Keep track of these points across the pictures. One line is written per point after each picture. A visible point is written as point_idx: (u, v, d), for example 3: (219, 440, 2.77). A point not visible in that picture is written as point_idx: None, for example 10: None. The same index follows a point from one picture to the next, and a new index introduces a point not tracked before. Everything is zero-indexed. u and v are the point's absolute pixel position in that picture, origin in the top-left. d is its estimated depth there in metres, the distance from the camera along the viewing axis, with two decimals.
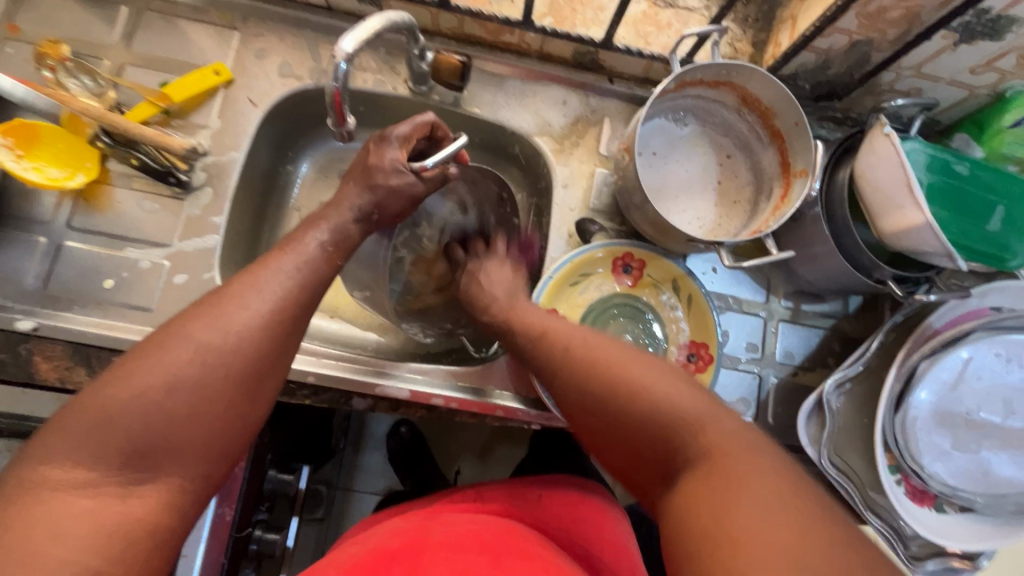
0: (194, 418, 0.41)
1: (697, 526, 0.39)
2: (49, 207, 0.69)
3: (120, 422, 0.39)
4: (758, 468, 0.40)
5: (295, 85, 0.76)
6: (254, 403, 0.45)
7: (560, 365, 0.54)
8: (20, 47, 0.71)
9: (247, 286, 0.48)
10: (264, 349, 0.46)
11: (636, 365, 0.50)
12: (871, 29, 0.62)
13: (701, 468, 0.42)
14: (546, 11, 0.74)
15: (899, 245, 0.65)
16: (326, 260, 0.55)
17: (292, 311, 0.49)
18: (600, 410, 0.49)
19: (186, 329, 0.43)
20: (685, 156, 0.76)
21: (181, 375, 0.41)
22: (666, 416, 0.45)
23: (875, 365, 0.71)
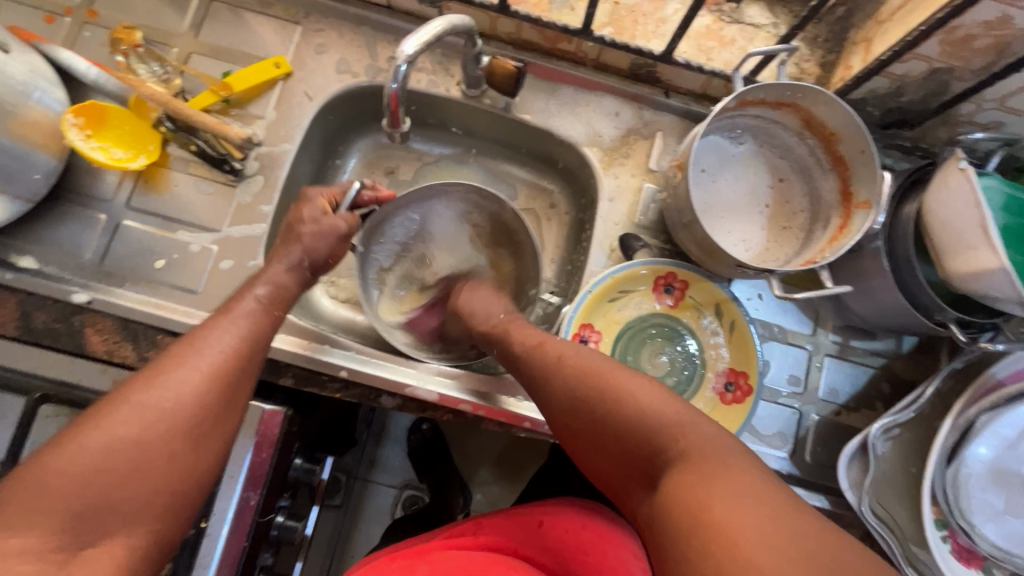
0: (136, 471, 0.45)
1: (678, 523, 0.40)
2: (111, 185, 0.72)
3: (63, 482, 0.42)
4: (728, 460, 0.43)
5: (350, 81, 0.77)
6: (200, 448, 0.49)
7: (554, 378, 0.55)
8: (97, 31, 0.74)
9: (187, 350, 0.52)
10: (203, 403, 0.50)
11: (618, 376, 0.51)
12: (953, 58, 0.58)
13: (680, 468, 0.43)
14: (607, 20, 0.72)
15: (967, 288, 0.61)
16: (266, 315, 0.59)
17: (235, 364, 0.54)
18: (590, 422, 0.51)
19: (130, 394, 0.48)
20: (739, 176, 0.74)
21: (119, 435, 0.45)
22: (647, 423, 0.47)
23: (927, 412, 0.67)
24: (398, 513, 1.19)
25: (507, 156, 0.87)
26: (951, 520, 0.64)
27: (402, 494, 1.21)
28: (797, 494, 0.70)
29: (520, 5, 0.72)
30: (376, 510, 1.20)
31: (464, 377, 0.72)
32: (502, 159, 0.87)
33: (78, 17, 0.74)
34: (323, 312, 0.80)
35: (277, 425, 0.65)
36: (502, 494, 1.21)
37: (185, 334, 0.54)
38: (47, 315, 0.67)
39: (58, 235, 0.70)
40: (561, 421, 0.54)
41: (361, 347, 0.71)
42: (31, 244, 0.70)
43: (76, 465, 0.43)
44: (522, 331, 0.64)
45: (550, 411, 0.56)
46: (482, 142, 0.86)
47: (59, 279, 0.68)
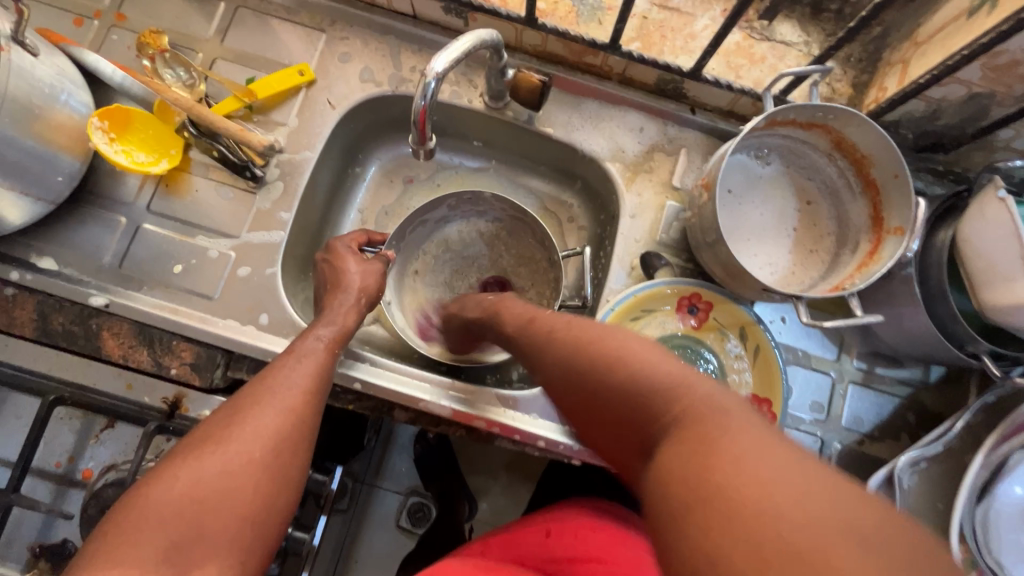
0: (223, 504, 0.44)
1: (685, 492, 0.33)
2: (132, 188, 0.72)
3: (156, 511, 0.42)
4: (747, 434, 0.34)
5: (373, 90, 0.76)
6: (280, 483, 0.48)
7: (544, 347, 0.49)
8: (124, 34, 0.74)
9: (262, 388, 0.52)
10: (283, 436, 0.49)
11: (624, 338, 0.44)
12: (995, 83, 0.56)
13: (683, 434, 0.36)
14: (635, 35, 0.71)
15: (1004, 320, 0.58)
16: (331, 353, 0.59)
17: (312, 402, 0.54)
18: (580, 383, 0.44)
19: (216, 432, 0.48)
20: (764, 197, 0.72)
21: (209, 470, 0.45)
22: (647, 383, 0.40)
23: (957, 446, 0.65)
24: (404, 522, 1.17)
25: (527, 167, 0.86)
26: None
27: (407, 502, 1.19)
28: None
29: (547, 18, 0.71)
30: (381, 517, 1.18)
31: (478, 393, 0.70)
32: (522, 171, 0.87)
33: (106, 20, 0.74)
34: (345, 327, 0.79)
35: None
36: (510, 507, 1.19)
37: (257, 373, 0.54)
38: (64, 318, 0.67)
39: (78, 236, 0.70)
40: (550, 385, 0.48)
41: (375, 359, 0.69)
42: (51, 245, 0.70)
43: (168, 498, 0.43)
44: (519, 306, 0.59)
45: (538, 373, 0.50)
46: (502, 154, 0.86)
47: (78, 281, 0.68)
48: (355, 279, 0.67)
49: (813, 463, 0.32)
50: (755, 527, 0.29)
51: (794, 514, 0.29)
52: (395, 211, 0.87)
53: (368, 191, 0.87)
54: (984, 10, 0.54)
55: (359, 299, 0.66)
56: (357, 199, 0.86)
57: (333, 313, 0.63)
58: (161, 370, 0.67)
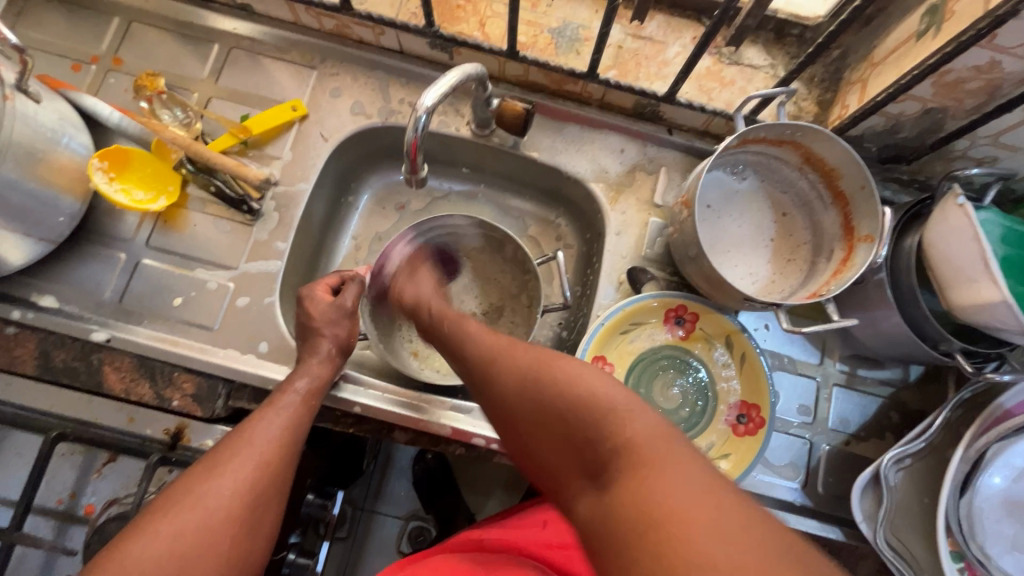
0: (195, 560, 0.46)
1: (622, 521, 0.35)
2: (131, 225, 0.74)
3: (132, 563, 0.44)
4: (673, 463, 0.37)
5: (364, 122, 0.80)
6: (252, 537, 0.50)
7: (486, 375, 0.52)
8: (122, 78, 0.77)
9: (240, 441, 0.54)
10: (257, 494, 0.52)
11: (560, 363, 0.47)
12: (946, 98, 0.61)
13: (625, 463, 0.38)
14: (611, 64, 0.75)
15: (971, 319, 0.62)
16: (309, 403, 0.61)
17: (286, 454, 0.56)
18: (522, 413, 0.47)
19: (191, 488, 0.49)
20: (742, 211, 0.76)
21: (184, 525, 0.47)
22: (583, 408, 0.43)
23: (938, 442, 0.68)
24: (405, 546, 1.17)
25: (514, 189, 0.89)
26: (967, 552, 0.64)
27: (408, 526, 1.19)
28: (811, 526, 0.71)
29: (528, 51, 0.75)
30: (382, 544, 1.18)
31: (474, 411, 0.71)
32: (511, 195, 0.90)
33: (103, 64, 0.77)
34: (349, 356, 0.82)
35: None
36: None
37: (231, 429, 0.56)
38: (66, 353, 0.68)
39: (78, 273, 0.72)
40: (492, 407, 0.51)
41: (375, 383, 0.71)
42: (52, 283, 0.71)
43: (145, 549, 0.45)
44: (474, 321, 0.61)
45: (487, 398, 0.52)
46: (490, 177, 0.89)
47: (79, 317, 0.70)
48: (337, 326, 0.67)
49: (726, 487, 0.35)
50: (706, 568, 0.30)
51: (712, 540, 0.31)
52: (389, 237, 0.89)
53: (361, 219, 0.89)
54: (929, 33, 0.58)
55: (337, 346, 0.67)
56: (351, 227, 0.89)
57: (308, 364, 0.64)
58: (162, 402, 0.69)
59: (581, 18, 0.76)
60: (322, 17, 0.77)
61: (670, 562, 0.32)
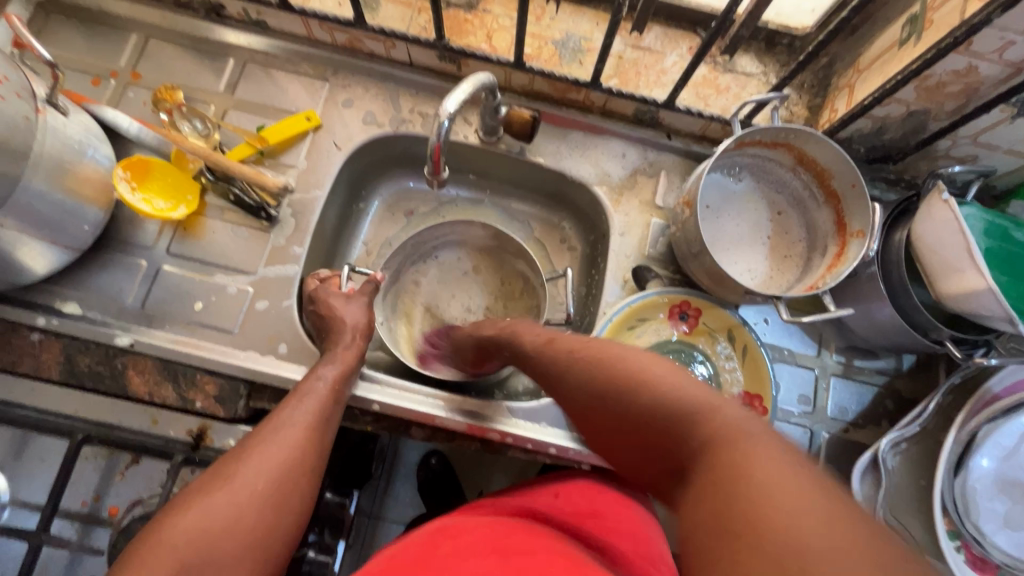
0: (231, 533, 0.48)
1: (709, 509, 0.37)
2: (151, 233, 0.76)
3: (167, 537, 0.46)
4: (768, 451, 0.38)
5: (376, 131, 0.83)
6: (283, 512, 0.52)
7: (567, 372, 0.54)
8: (140, 91, 0.80)
9: (269, 427, 0.56)
10: (287, 473, 0.54)
11: (640, 358, 0.49)
12: (928, 101, 0.65)
13: (716, 452, 0.40)
14: (612, 73, 0.79)
15: (959, 307, 0.66)
16: (338, 391, 0.63)
17: (313, 438, 0.58)
18: (610, 408, 0.49)
19: (226, 468, 0.52)
20: (740, 211, 0.80)
21: (216, 504, 0.49)
22: (676, 404, 0.44)
23: (932, 426, 0.71)
24: None
25: (520, 195, 0.92)
26: (963, 531, 0.67)
27: None
28: None
29: (533, 61, 0.78)
30: None
31: (489, 407, 0.74)
32: (516, 199, 0.93)
33: (122, 79, 0.80)
34: None
35: None
36: None
37: (265, 416, 0.58)
38: (90, 358, 0.70)
39: (100, 281, 0.74)
40: (573, 408, 0.53)
41: (391, 381, 0.73)
42: (74, 290, 0.73)
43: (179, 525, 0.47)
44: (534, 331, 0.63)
45: (563, 398, 0.54)
46: (496, 183, 0.92)
47: (102, 323, 0.72)
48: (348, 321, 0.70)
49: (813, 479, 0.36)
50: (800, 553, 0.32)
51: (813, 527, 0.33)
52: (398, 241, 0.92)
53: (372, 225, 0.92)
54: (911, 41, 0.62)
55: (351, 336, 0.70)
56: (362, 233, 0.91)
57: (334, 354, 0.67)
58: (185, 404, 0.71)
59: (583, 30, 0.80)
60: (334, 31, 0.80)
61: (762, 554, 0.33)
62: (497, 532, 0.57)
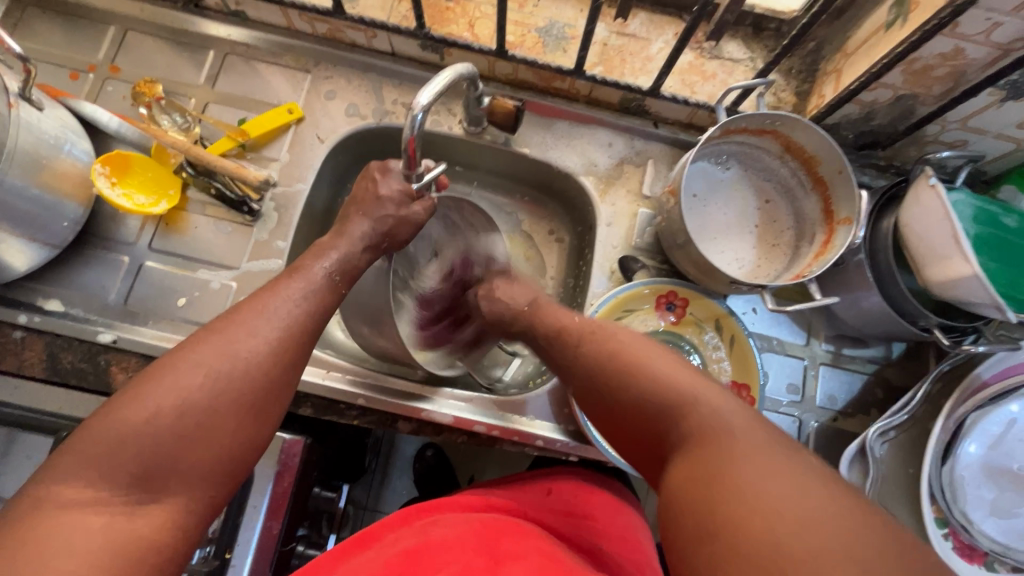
0: (205, 438, 0.44)
1: (691, 493, 0.40)
2: (133, 229, 0.75)
3: (132, 436, 0.42)
4: (754, 447, 0.41)
5: (359, 123, 0.82)
6: (262, 418, 0.48)
7: (574, 362, 0.57)
8: (119, 85, 0.79)
9: (251, 312, 0.51)
10: (267, 374, 0.48)
11: (639, 348, 0.52)
12: (916, 85, 0.64)
13: (698, 445, 0.43)
14: (597, 60, 0.78)
15: (947, 294, 0.65)
16: (331, 290, 0.58)
17: (300, 339, 0.52)
18: (603, 403, 0.52)
19: (194, 357, 0.46)
20: (727, 199, 0.79)
21: (189, 389, 0.44)
22: (663, 396, 0.47)
23: (921, 414, 0.71)
24: None
25: (507, 186, 0.91)
26: (951, 518, 0.67)
27: None
28: None
29: (516, 50, 0.77)
30: None
31: (476, 400, 0.74)
32: (502, 190, 0.92)
33: (101, 73, 0.79)
34: (337, 343, 0.82)
35: (299, 452, 0.70)
36: None
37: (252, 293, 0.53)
38: (73, 355, 0.70)
39: (82, 278, 0.73)
40: (581, 399, 0.56)
41: (376, 375, 0.73)
42: (57, 287, 0.72)
43: (148, 419, 0.42)
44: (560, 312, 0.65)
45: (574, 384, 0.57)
46: (482, 174, 0.91)
47: (85, 320, 0.71)
48: (389, 222, 0.64)
49: (804, 478, 0.38)
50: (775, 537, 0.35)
51: (801, 524, 0.35)
52: None
53: None
54: (897, 24, 0.61)
55: (380, 242, 0.65)
56: None
57: (343, 248, 0.61)
58: None
59: (567, 17, 0.79)
60: (315, 21, 0.79)
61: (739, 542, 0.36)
62: (486, 528, 0.56)
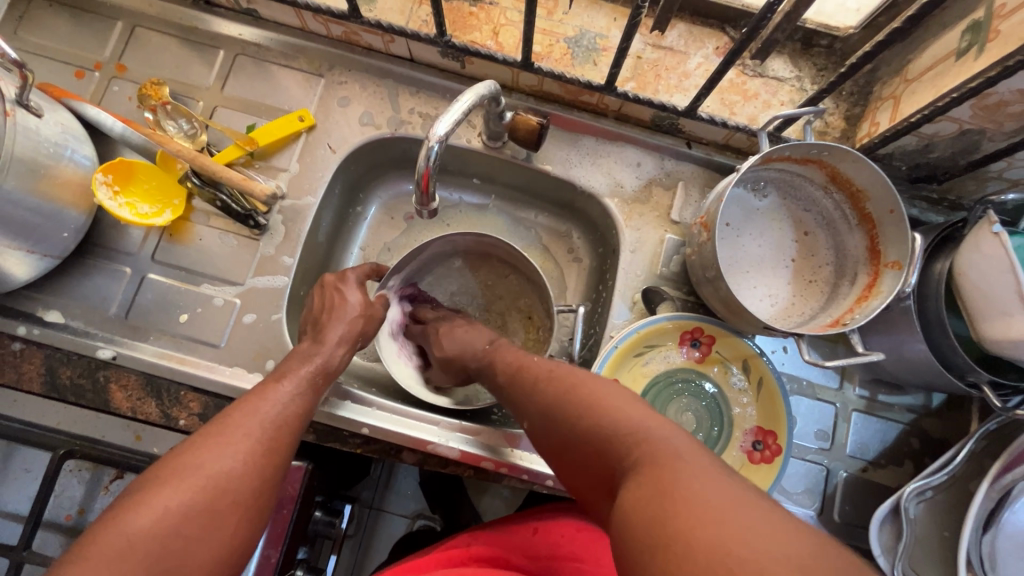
0: (207, 536, 0.45)
1: (642, 522, 0.37)
2: (137, 239, 0.73)
3: (138, 545, 0.42)
4: (695, 468, 0.39)
5: (373, 133, 0.77)
6: (258, 518, 0.49)
7: (531, 394, 0.54)
8: (125, 86, 0.75)
9: (245, 409, 0.53)
10: (266, 468, 0.50)
11: (594, 381, 0.51)
12: (985, 120, 0.58)
13: (647, 468, 0.40)
14: (630, 75, 0.72)
15: (1003, 352, 0.59)
16: (315, 388, 0.60)
17: (293, 434, 0.54)
18: (556, 437, 0.50)
19: (195, 457, 0.48)
20: (762, 229, 0.73)
21: (194, 499, 0.46)
22: (611, 431, 0.45)
23: (961, 474, 0.66)
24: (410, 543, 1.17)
25: (526, 202, 0.87)
26: None
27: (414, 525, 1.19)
28: None
29: (543, 61, 0.72)
30: (389, 540, 1.18)
31: (484, 434, 0.70)
32: (521, 205, 0.87)
33: (106, 72, 0.75)
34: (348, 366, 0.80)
35: (299, 480, 0.68)
36: None
37: (254, 387, 0.57)
38: (72, 371, 0.68)
39: (84, 288, 0.71)
40: (536, 430, 0.53)
41: (381, 403, 0.70)
42: (58, 297, 0.70)
43: (156, 526, 0.43)
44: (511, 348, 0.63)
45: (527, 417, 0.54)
46: (500, 188, 0.86)
47: (85, 334, 0.69)
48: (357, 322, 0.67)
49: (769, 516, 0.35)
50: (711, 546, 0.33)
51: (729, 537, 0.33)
52: (399, 248, 0.87)
53: (369, 230, 0.87)
54: (971, 53, 0.55)
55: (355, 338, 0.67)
56: (359, 238, 0.87)
57: (321, 348, 0.63)
58: (169, 420, 0.68)
59: (598, 26, 0.73)
60: (330, 24, 0.74)
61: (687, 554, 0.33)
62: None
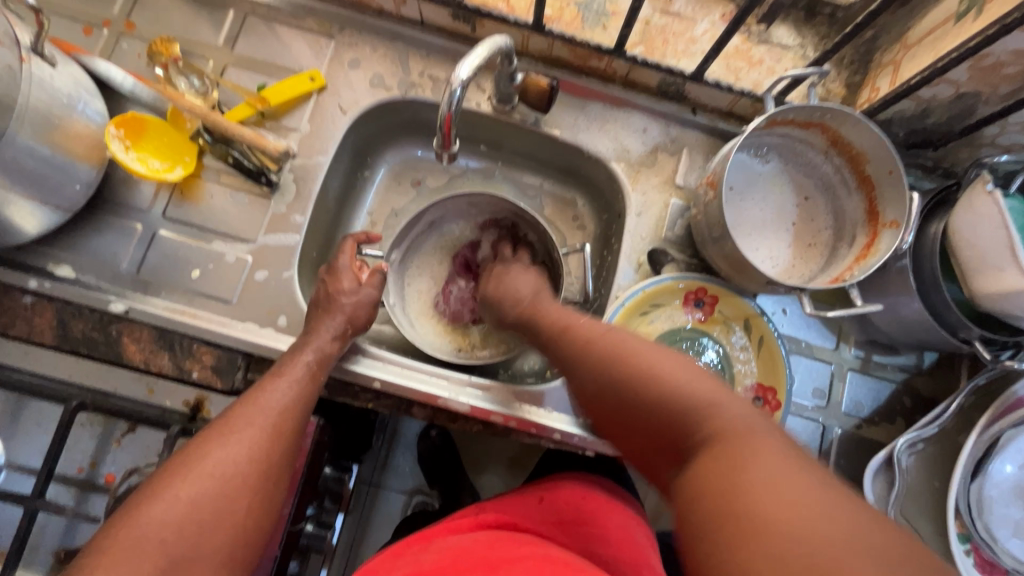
0: (221, 520, 0.46)
1: (711, 497, 0.35)
2: (147, 196, 0.73)
3: (156, 532, 0.43)
4: (764, 445, 0.37)
5: (383, 95, 0.78)
6: (268, 503, 0.50)
7: (581, 358, 0.52)
8: (135, 43, 0.75)
9: (248, 404, 0.54)
10: (271, 456, 0.51)
11: (649, 349, 0.48)
12: (981, 83, 0.60)
13: (715, 449, 0.38)
14: (639, 40, 0.73)
15: (994, 307, 0.62)
16: (314, 378, 0.61)
17: (293, 420, 0.55)
18: (606, 406, 0.48)
19: (202, 448, 0.48)
20: (764, 194, 0.75)
21: (205, 486, 0.46)
22: (670, 402, 0.43)
23: (951, 428, 0.69)
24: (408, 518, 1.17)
25: (532, 170, 0.88)
26: (974, 535, 0.66)
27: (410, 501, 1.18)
28: None
29: (553, 24, 0.73)
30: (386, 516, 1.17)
31: (495, 390, 0.72)
32: (527, 173, 0.88)
33: (115, 29, 0.75)
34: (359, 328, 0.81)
35: (311, 434, 0.69)
36: None
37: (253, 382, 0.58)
38: (84, 324, 0.69)
39: (94, 244, 0.71)
40: (584, 396, 0.51)
41: (392, 358, 0.72)
42: (68, 252, 0.70)
43: (170, 513, 0.44)
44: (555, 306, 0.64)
45: (574, 384, 0.52)
46: (507, 155, 0.87)
47: (96, 288, 0.69)
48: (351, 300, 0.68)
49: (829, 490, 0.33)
50: (783, 526, 0.31)
51: (796, 513, 0.31)
52: (407, 214, 0.88)
53: (376, 195, 0.88)
54: (970, 15, 0.57)
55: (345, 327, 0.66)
56: (366, 203, 0.88)
57: (319, 338, 0.63)
58: (182, 373, 0.69)
59: None
60: None
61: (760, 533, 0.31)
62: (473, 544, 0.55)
